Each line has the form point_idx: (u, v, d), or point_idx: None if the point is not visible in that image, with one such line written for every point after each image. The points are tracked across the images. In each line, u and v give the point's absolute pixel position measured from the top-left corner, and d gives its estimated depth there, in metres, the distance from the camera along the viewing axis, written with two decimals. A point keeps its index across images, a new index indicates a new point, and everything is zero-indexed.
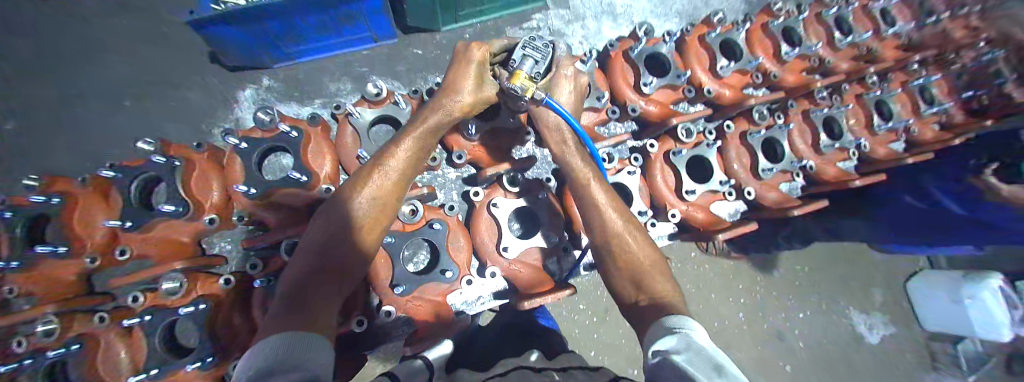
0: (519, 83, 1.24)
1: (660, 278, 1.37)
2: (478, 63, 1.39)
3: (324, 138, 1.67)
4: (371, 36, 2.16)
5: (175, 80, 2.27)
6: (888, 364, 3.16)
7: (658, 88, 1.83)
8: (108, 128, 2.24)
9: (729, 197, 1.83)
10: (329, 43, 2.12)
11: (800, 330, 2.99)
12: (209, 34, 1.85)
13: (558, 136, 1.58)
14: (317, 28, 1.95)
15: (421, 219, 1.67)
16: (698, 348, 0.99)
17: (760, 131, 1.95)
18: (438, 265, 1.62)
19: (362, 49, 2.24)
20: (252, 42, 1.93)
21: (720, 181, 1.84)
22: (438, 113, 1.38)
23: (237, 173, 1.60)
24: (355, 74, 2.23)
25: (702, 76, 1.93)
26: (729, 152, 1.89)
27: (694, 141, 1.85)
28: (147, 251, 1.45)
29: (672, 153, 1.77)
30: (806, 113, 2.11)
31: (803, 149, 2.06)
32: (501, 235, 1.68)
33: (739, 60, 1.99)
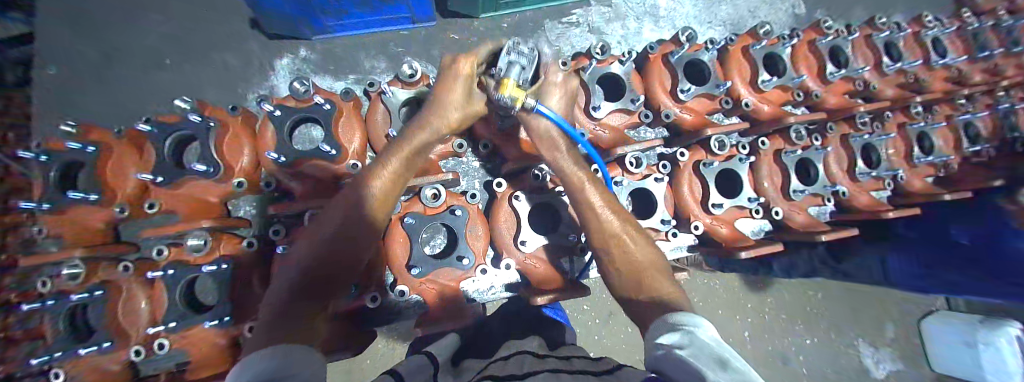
0: (508, 94, 1.13)
1: (662, 278, 1.35)
2: (465, 78, 1.23)
3: (355, 114, 1.74)
4: (410, 16, 2.22)
5: (217, 43, 2.34)
6: None
7: (695, 95, 1.73)
8: (147, 83, 2.30)
9: (755, 215, 1.71)
10: (368, 20, 2.19)
11: (804, 356, 3.17)
12: (254, 0, 1.90)
13: (547, 141, 1.35)
14: (358, 5, 2.02)
15: (443, 204, 1.62)
16: (704, 343, 1.01)
17: (796, 151, 1.80)
18: (455, 250, 1.58)
19: (402, 29, 2.32)
20: (295, 15, 2.02)
21: (748, 197, 1.71)
22: (424, 130, 1.28)
23: (267, 140, 1.65)
24: (391, 54, 2.31)
25: (742, 88, 1.82)
26: (764, 169, 1.74)
27: (726, 154, 1.73)
28: (174, 207, 1.54)
29: (703, 163, 1.67)
30: (845, 137, 1.92)
31: (840, 175, 1.87)
32: (520, 228, 1.63)
33: (783, 76, 1.87)
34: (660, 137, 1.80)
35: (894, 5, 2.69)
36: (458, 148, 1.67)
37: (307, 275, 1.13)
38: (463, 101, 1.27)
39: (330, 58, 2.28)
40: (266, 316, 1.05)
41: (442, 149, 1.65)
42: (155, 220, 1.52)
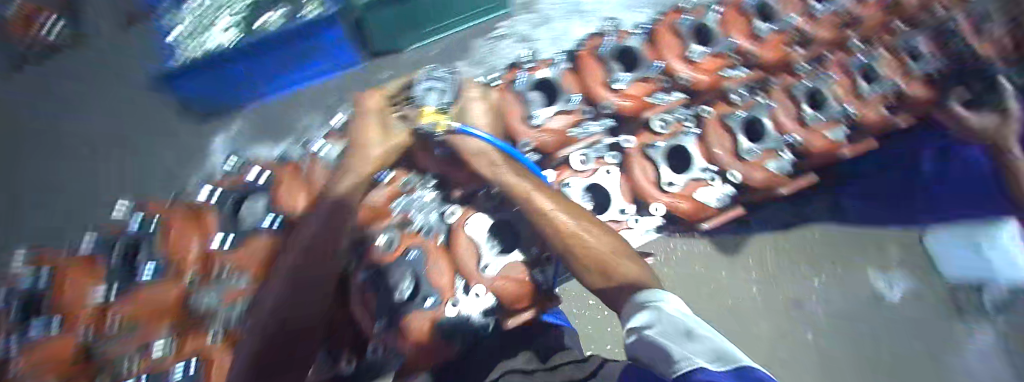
0: (429, 121, 1.68)
1: (627, 263, 1.46)
2: (377, 115, 1.80)
3: (295, 179, 2.08)
4: (337, 63, 2.84)
5: (138, 146, 3.10)
6: (916, 321, 3.10)
7: (630, 83, 1.84)
8: (93, 191, 3.06)
9: (712, 182, 1.79)
10: (297, 78, 2.90)
11: (816, 296, 3.11)
12: (202, 92, 2.87)
13: (485, 159, 1.63)
14: (280, 66, 2.72)
15: (399, 247, 1.77)
16: (669, 318, 1.11)
17: (739, 113, 1.84)
18: (420, 292, 1.66)
19: (332, 76, 2.94)
20: (229, 86, 2.80)
21: (702, 168, 1.81)
22: (357, 168, 1.68)
23: (210, 228, 2.10)
24: (328, 104, 2.95)
25: (677, 64, 1.87)
26: (707, 136, 1.83)
27: (671, 131, 1.85)
28: (138, 315, 1.89)
29: (649, 146, 1.82)
30: (787, 87, 1.89)
31: (791, 124, 1.81)
32: (480, 253, 1.73)
33: (715, 46, 1.97)
34: (604, 129, 1.85)
35: None
36: (403, 186, 1.89)
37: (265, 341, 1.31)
38: (383, 137, 1.74)
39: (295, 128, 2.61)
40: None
41: (387, 191, 1.85)
42: (121, 336, 1.87)
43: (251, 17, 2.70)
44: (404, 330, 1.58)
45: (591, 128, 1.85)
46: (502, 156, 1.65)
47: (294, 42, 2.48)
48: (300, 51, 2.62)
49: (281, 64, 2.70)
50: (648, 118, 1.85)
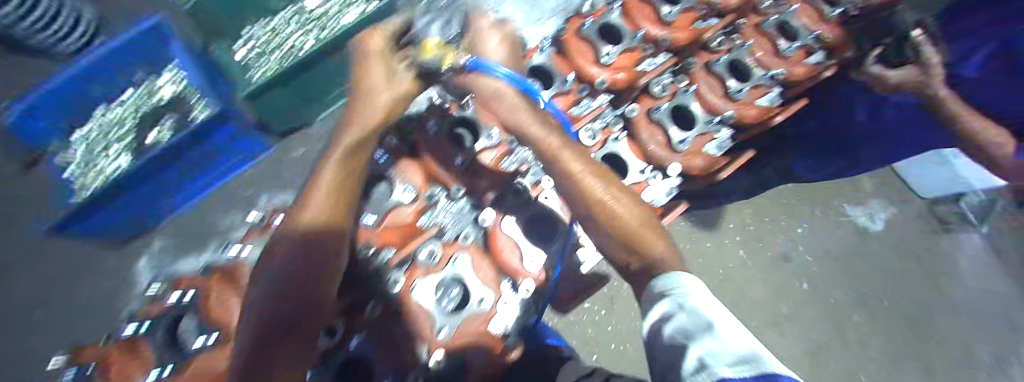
0: (432, 55, 1.41)
1: (654, 235, 1.42)
2: (378, 54, 1.50)
3: (224, 286, 2.12)
4: (246, 154, 4.01)
5: (68, 296, 3.75)
6: (897, 243, 3.73)
7: (554, 96, 2.12)
8: (29, 344, 3.62)
9: (655, 180, 2.06)
10: (211, 170, 3.90)
11: (795, 243, 3.64)
12: (99, 230, 3.68)
13: (505, 104, 1.47)
14: (198, 171, 3.79)
15: (341, 337, 1.71)
16: (688, 309, 1.00)
17: (662, 104, 2.16)
18: (417, 346, 1.59)
19: (248, 165, 4.11)
20: (132, 216, 3.71)
21: (641, 170, 2.08)
22: (352, 131, 1.47)
23: (145, 356, 2.01)
24: (248, 200, 4.02)
25: (597, 71, 2.12)
26: (643, 131, 2.11)
27: (602, 138, 2.15)
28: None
29: (563, 172, 1.87)
30: (707, 65, 2.28)
31: (717, 102, 2.15)
32: (433, 314, 1.66)
33: (623, 43, 2.20)
34: (529, 157, 1.92)
35: None
36: (349, 264, 1.77)
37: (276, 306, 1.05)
38: (388, 79, 1.47)
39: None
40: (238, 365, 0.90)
41: (349, 260, 1.76)
42: None
43: (141, 134, 3.73)
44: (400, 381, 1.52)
45: (518, 155, 1.95)
46: (526, 99, 1.50)
47: (196, 148, 3.54)
48: (206, 147, 3.61)
49: (183, 168, 3.65)
50: (581, 129, 2.10)
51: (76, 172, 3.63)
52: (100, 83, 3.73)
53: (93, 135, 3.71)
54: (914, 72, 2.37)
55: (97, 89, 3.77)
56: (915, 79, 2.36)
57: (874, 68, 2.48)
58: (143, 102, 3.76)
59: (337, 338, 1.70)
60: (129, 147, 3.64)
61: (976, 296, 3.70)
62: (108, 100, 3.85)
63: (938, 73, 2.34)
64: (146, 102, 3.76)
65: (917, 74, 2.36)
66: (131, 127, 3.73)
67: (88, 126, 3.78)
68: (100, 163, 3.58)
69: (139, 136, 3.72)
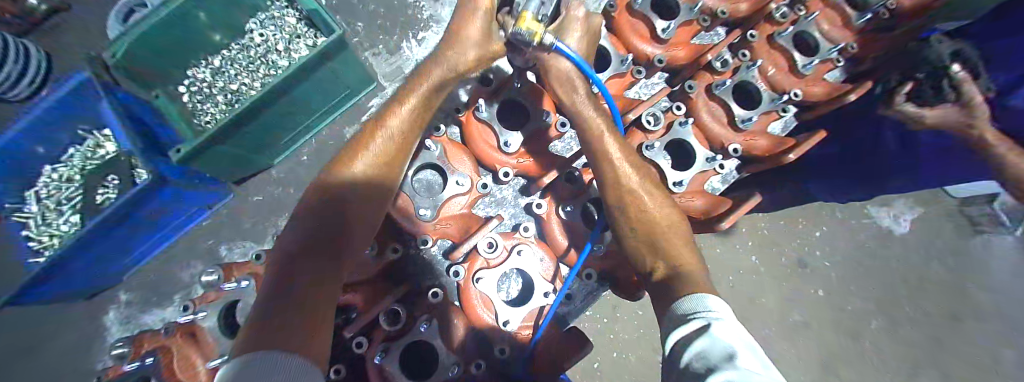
0: (526, 27, 1.12)
1: (682, 243, 1.17)
2: (485, 11, 1.29)
3: (184, 343, 1.39)
4: (192, 210, 1.79)
5: None
6: (928, 247, 2.98)
7: (607, 82, 1.51)
8: None
9: (721, 170, 1.50)
10: (167, 228, 1.78)
11: (820, 251, 2.90)
12: (45, 297, 1.64)
13: (568, 84, 1.35)
14: (132, 236, 1.64)
15: (405, 322, 1.34)
16: (714, 339, 0.74)
17: (727, 81, 1.53)
18: (440, 363, 1.30)
19: (178, 236, 1.85)
20: (95, 272, 1.64)
21: (706, 158, 1.50)
22: (443, 66, 1.31)
23: None
24: (204, 249, 1.84)
25: (649, 49, 1.57)
26: (703, 115, 1.52)
27: (665, 125, 1.51)
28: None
29: (644, 148, 1.45)
30: (770, 39, 1.64)
31: (787, 81, 1.62)
32: (498, 306, 1.45)
33: (682, 11, 1.60)
34: None
35: None
36: (395, 253, 1.41)
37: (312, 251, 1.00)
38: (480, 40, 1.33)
39: (151, 287, 1.81)
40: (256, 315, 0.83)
41: (377, 262, 1.39)
42: None
43: (92, 200, 1.88)
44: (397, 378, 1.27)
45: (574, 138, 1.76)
46: (586, 84, 1.38)
47: (132, 208, 1.48)
48: (148, 216, 1.60)
49: (122, 246, 1.64)
50: (637, 116, 1.48)
51: (31, 232, 1.85)
52: (36, 144, 1.81)
53: (39, 202, 1.86)
54: (949, 111, 1.59)
55: (40, 150, 1.84)
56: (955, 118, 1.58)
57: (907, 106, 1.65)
58: (92, 164, 1.91)
59: (368, 349, 1.29)
60: (83, 205, 1.88)
61: (1015, 282, 2.98)
62: (57, 160, 1.91)
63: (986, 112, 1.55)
64: (97, 163, 1.91)
65: (954, 114, 1.58)
66: (81, 190, 1.89)
67: (39, 182, 1.88)
68: (47, 220, 1.86)
69: (90, 201, 1.89)
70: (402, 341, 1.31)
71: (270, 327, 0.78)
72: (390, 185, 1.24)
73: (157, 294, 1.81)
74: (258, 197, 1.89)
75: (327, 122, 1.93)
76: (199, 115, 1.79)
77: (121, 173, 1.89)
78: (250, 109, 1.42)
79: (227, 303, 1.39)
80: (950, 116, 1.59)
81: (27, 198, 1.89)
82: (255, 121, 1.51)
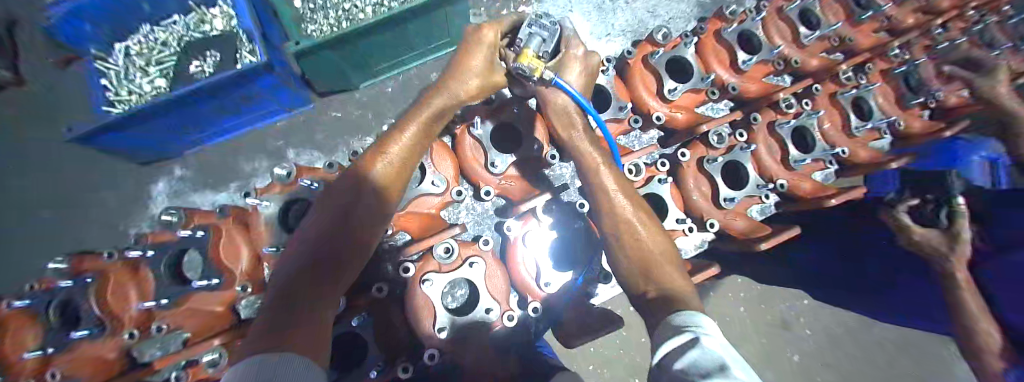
0: (527, 63, 1.19)
1: (674, 271, 1.16)
2: (488, 46, 1.32)
3: (237, 226, 1.48)
4: (280, 107, 1.88)
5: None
6: (905, 344, 3.09)
7: (683, 93, 1.61)
8: None
9: (768, 200, 1.61)
10: (242, 120, 1.88)
11: (805, 319, 2.98)
12: (101, 143, 1.68)
13: (565, 118, 1.40)
14: (213, 112, 1.70)
15: (458, 258, 1.45)
16: (705, 353, 0.73)
17: (790, 121, 1.69)
18: (479, 303, 1.44)
19: (275, 121, 1.97)
20: (162, 137, 1.73)
21: (757, 184, 1.61)
22: (444, 95, 1.34)
23: (152, 283, 1.49)
24: (271, 149, 1.96)
25: (727, 75, 1.70)
26: (761, 147, 1.64)
27: (726, 146, 1.63)
28: (75, 372, 1.45)
29: (706, 160, 1.57)
30: (833, 96, 1.83)
31: (837, 138, 1.78)
32: (540, 270, 1.51)
33: (760, 52, 1.76)
34: (654, 142, 1.66)
35: None
36: (458, 195, 1.55)
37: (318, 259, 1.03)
38: (485, 69, 1.35)
39: (210, 170, 1.97)
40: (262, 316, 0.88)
41: (439, 201, 1.53)
42: None
43: (184, 70, 2.00)
44: (423, 320, 1.36)
45: (640, 138, 1.69)
46: (583, 118, 1.41)
47: (224, 86, 1.52)
48: (240, 97, 1.64)
49: (203, 118, 1.70)
50: (709, 129, 1.57)
51: (110, 84, 1.93)
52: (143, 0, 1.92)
53: (129, 58, 1.98)
54: (938, 238, 1.76)
55: (146, 7, 1.95)
56: (939, 245, 1.76)
57: (906, 216, 1.88)
58: (194, 35, 2.04)
59: (414, 275, 1.40)
60: (174, 71, 2.00)
61: None
62: (158, 23, 2.05)
63: (964, 254, 1.73)
64: (197, 36, 2.04)
65: (941, 241, 1.75)
66: (175, 57, 2.01)
67: (133, 40, 2.01)
68: (130, 77, 1.95)
69: (182, 70, 2.02)
70: (449, 275, 1.43)
71: (274, 324, 0.83)
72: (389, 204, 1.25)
73: (215, 178, 1.96)
74: (336, 114, 1.99)
75: (418, 63, 2.03)
76: (306, 22, 1.85)
77: (222, 50, 2.00)
78: (364, 29, 1.53)
79: (290, 198, 1.46)
80: (937, 243, 1.77)
81: (116, 50, 1.99)
82: (353, 45, 1.60)
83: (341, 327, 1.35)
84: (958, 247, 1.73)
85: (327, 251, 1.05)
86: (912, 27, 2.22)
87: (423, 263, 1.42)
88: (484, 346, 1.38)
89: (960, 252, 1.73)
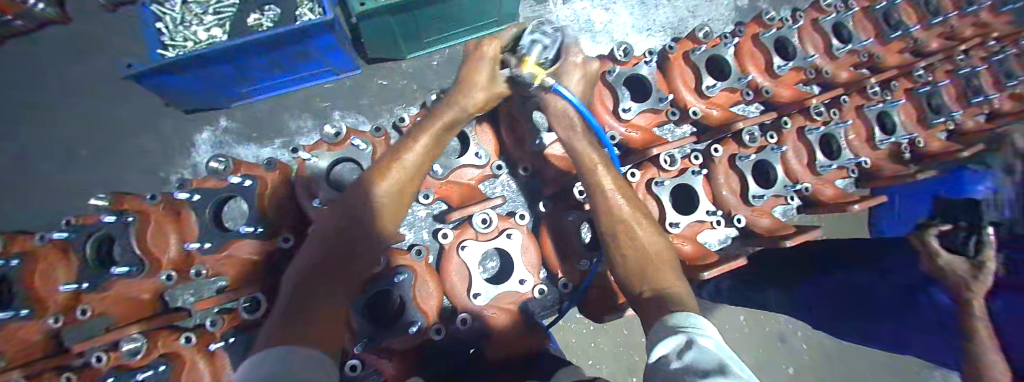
0: (529, 70, 1.23)
1: (671, 270, 1.16)
2: (490, 59, 1.31)
3: (282, 179, 1.64)
4: (331, 69, 2.00)
5: (39, 102, 2.25)
6: (895, 365, 3.17)
7: (720, 90, 1.69)
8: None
9: (792, 201, 1.71)
10: (288, 79, 1.99)
11: (802, 332, 3.05)
12: (162, 84, 1.81)
13: (566, 121, 1.37)
14: (269, 67, 1.83)
15: (494, 229, 1.56)
16: (702, 350, 0.75)
17: (818, 128, 1.79)
18: (514, 274, 1.54)
19: (325, 81, 2.10)
20: (208, 86, 1.84)
21: (783, 184, 1.70)
22: (454, 109, 1.35)
23: (192, 228, 1.58)
24: (318, 110, 2.09)
25: (762, 78, 1.79)
26: (789, 149, 1.74)
27: (758, 145, 1.71)
28: (108, 309, 1.52)
29: (738, 157, 1.66)
30: (859, 109, 1.96)
31: (860, 146, 1.92)
32: (568, 244, 1.59)
33: (796, 58, 1.85)
34: (688, 136, 1.78)
35: None
36: (497, 170, 1.67)
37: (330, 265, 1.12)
38: (490, 80, 1.34)
39: (252, 124, 2.07)
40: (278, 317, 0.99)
41: (479, 173, 1.65)
42: (92, 324, 1.48)
43: (242, 21, 1.94)
44: (454, 293, 1.50)
45: (674, 131, 1.80)
46: (582, 122, 1.37)
47: (285, 38, 1.64)
48: (296, 53, 1.76)
49: (258, 71, 1.83)
50: (744, 127, 1.64)
51: (165, 29, 1.90)
52: None
53: (186, 4, 1.96)
54: (963, 265, 1.61)
55: None
56: (962, 273, 1.60)
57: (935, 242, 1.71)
58: None
59: (452, 240, 1.54)
60: (230, 22, 1.94)
61: None
62: None
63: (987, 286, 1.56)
64: None
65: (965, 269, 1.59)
66: (235, 8, 1.96)
67: None
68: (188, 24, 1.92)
69: (239, 22, 1.95)
70: (486, 243, 1.54)
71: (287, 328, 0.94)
72: (404, 208, 1.31)
73: (258, 132, 2.06)
74: (383, 82, 2.12)
75: (466, 38, 2.16)
76: None
77: (282, 4, 1.94)
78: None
79: (337, 157, 1.55)
80: (960, 272, 1.61)
81: None
82: (416, 11, 1.71)
83: (380, 284, 1.44)
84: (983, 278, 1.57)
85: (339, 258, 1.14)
86: (938, 49, 2.32)
87: (462, 232, 1.56)
88: (507, 330, 1.45)
89: (984, 283, 1.57)
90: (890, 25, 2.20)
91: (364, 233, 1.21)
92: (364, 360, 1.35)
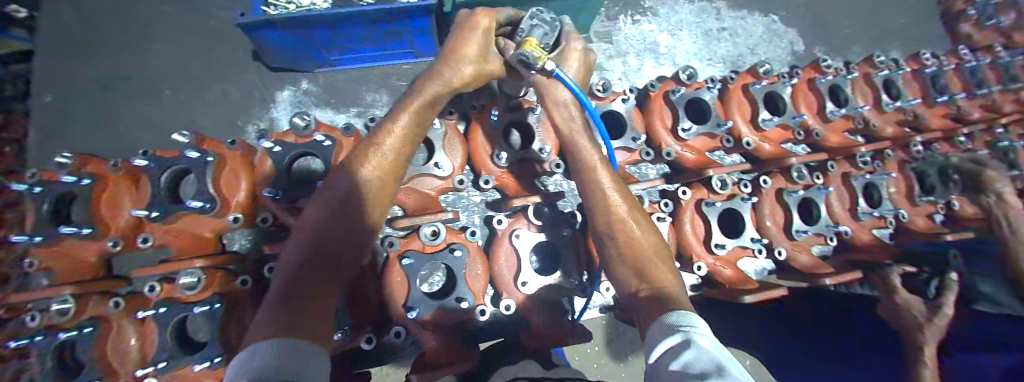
0: (530, 51, 1.29)
1: (663, 266, 1.26)
2: (483, 30, 1.34)
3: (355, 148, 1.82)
4: (414, 52, 2.25)
5: (143, 39, 2.49)
6: None
7: (774, 126, 1.86)
8: (66, 74, 2.41)
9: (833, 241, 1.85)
10: (372, 55, 2.21)
11: None
12: (257, 39, 1.97)
13: (564, 113, 1.44)
14: (363, 40, 2.06)
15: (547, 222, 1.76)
16: (700, 353, 0.83)
17: (863, 175, 1.97)
18: (562, 269, 1.76)
19: (404, 63, 2.32)
20: (298, 48, 2.04)
21: (828, 224, 1.86)
22: (436, 82, 1.33)
23: (267, 176, 1.74)
24: (393, 87, 2.30)
25: (813, 120, 1.97)
26: (834, 191, 1.91)
27: (805, 183, 1.88)
28: (168, 241, 1.66)
29: (787, 192, 1.80)
30: (903, 162, 2.22)
31: (902, 201, 2.19)
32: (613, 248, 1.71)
33: (846, 107, 2.06)
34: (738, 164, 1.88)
35: (889, 43, 3.04)
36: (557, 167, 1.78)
37: (318, 252, 1.12)
38: (479, 52, 1.37)
39: (333, 91, 2.27)
40: (267, 310, 0.99)
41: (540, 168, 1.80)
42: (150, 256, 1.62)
43: None
44: (495, 272, 1.66)
45: (724, 158, 1.91)
46: (580, 112, 1.45)
47: (385, 15, 1.86)
48: (391, 30, 2.01)
49: (350, 41, 2.05)
50: (796, 166, 1.80)
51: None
52: None
53: None
54: (920, 305, 1.91)
55: None
56: (919, 313, 1.90)
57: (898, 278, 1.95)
58: None
59: (506, 228, 1.70)
60: None
61: None
62: None
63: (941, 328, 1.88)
64: None
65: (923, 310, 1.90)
66: None
67: None
68: None
69: None
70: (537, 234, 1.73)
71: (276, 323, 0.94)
72: (389, 191, 1.29)
73: (338, 98, 2.26)
74: None
75: None
76: None
77: None
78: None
79: None
80: (917, 312, 1.91)
81: None
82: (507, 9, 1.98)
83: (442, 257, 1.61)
84: (936, 320, 1.88)
85: (326, 243, 1.13)
86: (981, 119, 2.43)
87: (518, 220, 1.72)
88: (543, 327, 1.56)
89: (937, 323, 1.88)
90: (935, 91, 2.37)
91: (351, 223, 1.19)
92: (409, 328, 1.51)
